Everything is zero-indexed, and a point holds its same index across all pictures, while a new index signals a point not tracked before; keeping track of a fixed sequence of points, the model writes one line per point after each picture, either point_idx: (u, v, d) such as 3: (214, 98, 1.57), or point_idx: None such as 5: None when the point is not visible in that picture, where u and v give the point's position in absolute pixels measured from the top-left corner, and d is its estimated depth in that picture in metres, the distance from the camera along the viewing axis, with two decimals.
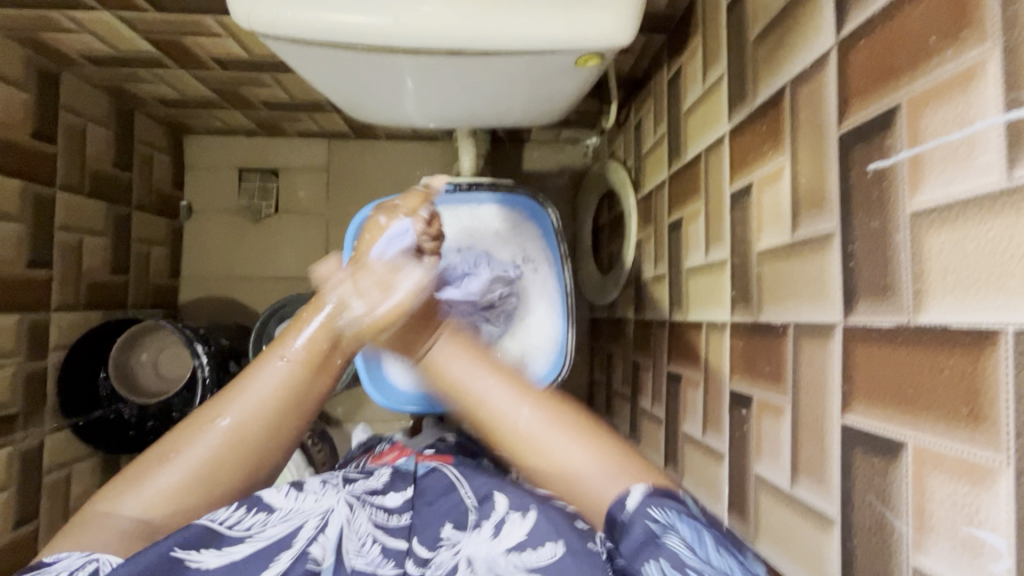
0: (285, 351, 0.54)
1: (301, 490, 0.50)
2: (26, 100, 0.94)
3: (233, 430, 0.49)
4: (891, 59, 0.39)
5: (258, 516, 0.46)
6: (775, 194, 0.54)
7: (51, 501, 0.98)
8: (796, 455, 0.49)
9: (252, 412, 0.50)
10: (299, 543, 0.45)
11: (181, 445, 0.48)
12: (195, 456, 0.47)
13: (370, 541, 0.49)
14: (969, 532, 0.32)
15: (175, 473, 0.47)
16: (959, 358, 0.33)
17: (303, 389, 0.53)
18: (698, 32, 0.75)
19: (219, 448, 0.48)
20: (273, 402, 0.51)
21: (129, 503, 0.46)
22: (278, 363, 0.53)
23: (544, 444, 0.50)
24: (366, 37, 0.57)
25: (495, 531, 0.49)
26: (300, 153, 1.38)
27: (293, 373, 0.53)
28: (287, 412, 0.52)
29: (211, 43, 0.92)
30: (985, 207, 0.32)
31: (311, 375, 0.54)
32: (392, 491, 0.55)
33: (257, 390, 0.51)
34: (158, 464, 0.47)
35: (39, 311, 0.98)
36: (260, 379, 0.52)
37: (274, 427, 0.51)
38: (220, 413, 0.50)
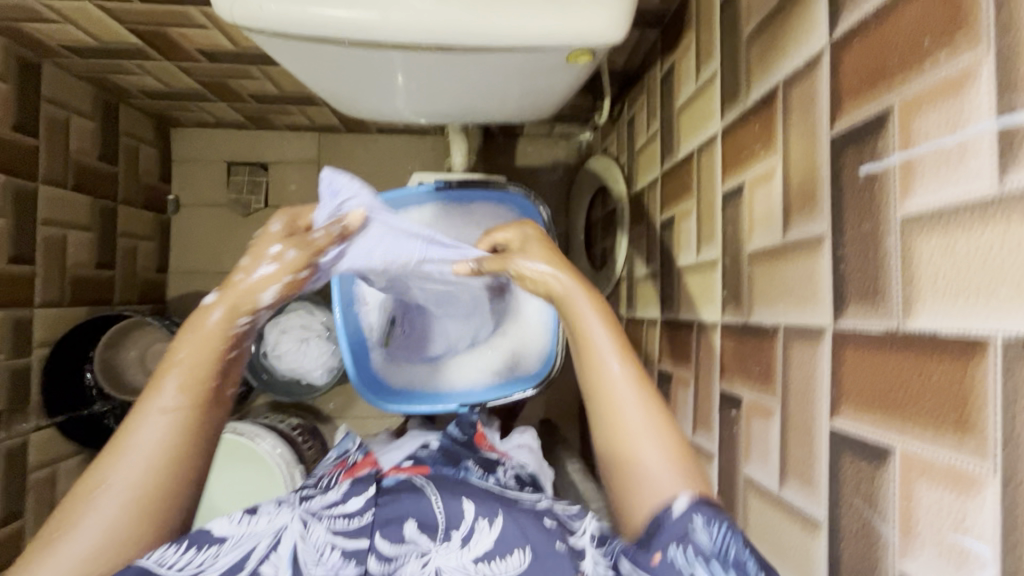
0: (161, 400, 0.48)
1: (253, 513, 0.47)
2: (7, 93, 0.92)
3: (128, 490, 0.45)
4: (884, 61, 0.39)
5: (209, 550, 0.44)
6: (766, 195, 0.54)
7: (37, 498, 0.97)
8: (785, 457, 0.49)
9: (145, 467, 0.46)
10: (250, 564, 0.43)
11: (72, 520, 0.44)
12: (91, 526, 0.44)
13: (330, 549, 0.46)
14: (955, 539, 0.32)
15: (76, 550, 0.43)
16: (950, 364, 0.33)
17: (193, 432, 0.49)
18: (692, 28, 0.74)
19: (116, 514, 0.45)
20: (159, 454, 0.47)
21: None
22: (159, 416, 0.48)
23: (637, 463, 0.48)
24: (354, 32, 0.56)
25: (465, 540, 0.48)
26: (289, 146, 1.36)
27: (176, 422, 0.48)
28: (180, 458, 0.48)
29: (197, 35, 0.90)
30: (976, 214, 0.32)
31: (199, 412, 0.49)
32: (353, 496, 0.52)
33: (142, 446, 0.47)
34: (51, 543, 0.43)
35: (22, 308, 0.97)
36: (142, 434, 0.47)
37: (175, 475, 0.47)
38: (106, 479, 0.46)
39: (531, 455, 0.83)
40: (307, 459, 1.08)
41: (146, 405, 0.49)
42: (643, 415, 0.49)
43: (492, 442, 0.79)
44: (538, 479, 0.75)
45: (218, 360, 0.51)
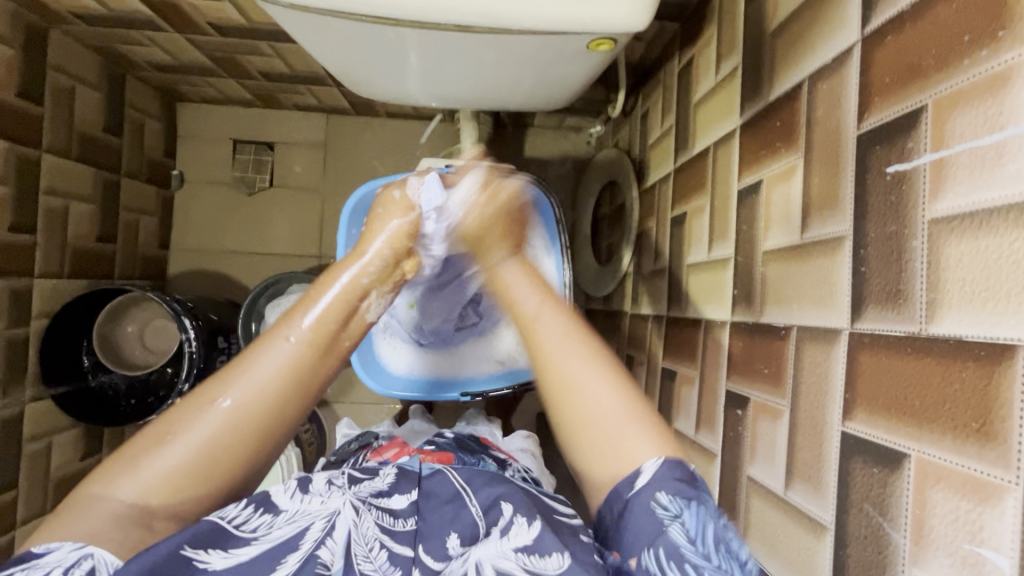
0: (292, 327, 0.49)
1: (306, 492, 0.49)
2: (13, 58, 0.91)
3: (240, 412, 0.46)
4: (918, 57, 0.38)
5: (264, 517, 0.46)
6: (784, 193, 0.53)
7: (31, 469, 0.97)
8: (792, 459, 0.48)
9: (258, 394, 0.46)
10: (307, 544, 0.44)
11: (179, 427, 0.45)
12: (192, 440, 0.44)
13: (377, 546, 0.47)
14: (971, 549, 0.32)
15: (175, 456, 0.44)
16: (973, 372, 0.32)
17: (309, 373, 0.49)
18: (714, 21, 0.73)
19: (221, 431, 0.45)
20: (274, 385, 0.47)
21: (123, 487, 0.43)
22: (286, 342, 0.49)
23: (585, 393, 0.49)
24: (371, 9, 0.55)
25: (503, 532, 0.47)
26: (296, 126, 1.35)
27: (301, 354, 0.49)
28: (290, 396, 0.48)
29: (208, 8, 0.88)
30: (1011, 217, 0.31)
31: (317, 355, 0.50)
32: (398, 493, 0.54)
33: (263, 369, 0.47)
34: (159, 442, 0.44)
35: (22, 277, 0.96)
36: (267, 357, 0.48)
37: (276, 411, 0.47)
38: (224, 394, 0.46)
39: (533, 459, 0.83)
40: (303, 443, 1.08)
41: (272, 332, 0.49)
42: (585, 358, 0.51)
43: (497, 443, 0.79)
44: (541, 485, 0.75)
45: (344, 309, 0.53)
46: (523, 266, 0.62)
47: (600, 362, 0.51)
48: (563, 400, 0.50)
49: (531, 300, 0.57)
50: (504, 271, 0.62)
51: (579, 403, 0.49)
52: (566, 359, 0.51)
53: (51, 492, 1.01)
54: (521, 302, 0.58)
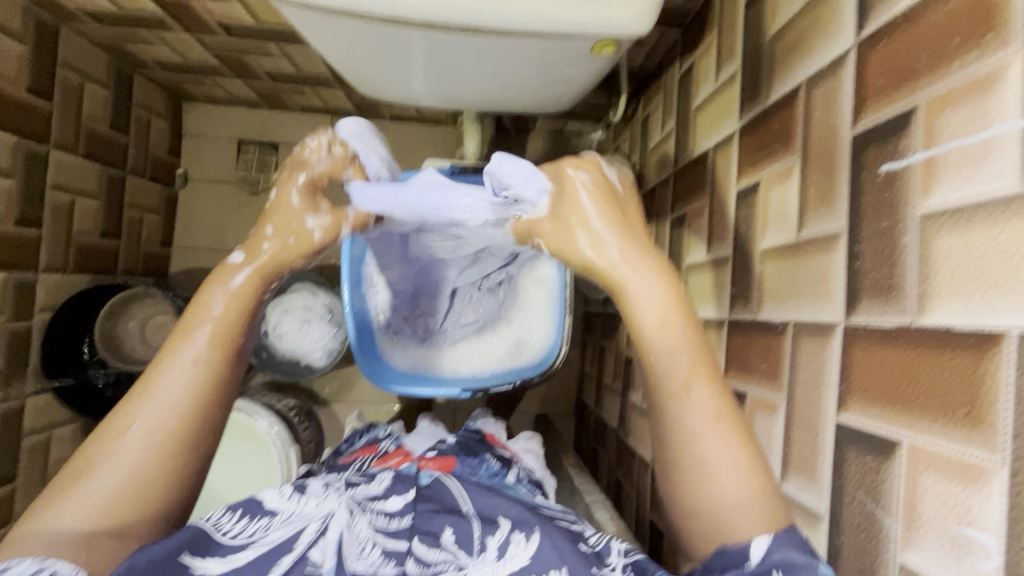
0: (198, 332, 0.48)
1: (303, 494, 0.50)
2: (24, 54, 0.92)
3: (155, 429, 0.44)
4: (911, 61, 0.39)
5: (261, 522, 0.47)
6: (781, 193, 0.54)
7: (30, 462, 0.97)
8: (787, 452, 0.49)
9: (169, 409, 0.45)
10: (300, 546, 0.45)
11: (98, 457, 0.43)
12: (116, 465, 0.43)
13: (370, 545, 0.47)
14: (960, 531, 0.33)
15: (101, 484, 0.42)
16: (961, 360, 0.33)
17: (218, 378, 0.47)
18: (714, 28, 0.75)
19: (145, 450, 0.44)
20: (189, 397, 0.46)
21: (54, 521, 0.41)
22: (186, 357, 0.47)
23: (699, 447, 0.44)
24: (383, 9, 0.56)
25: (500, 550, 0.47)
26: (301, 127, 1.36)
27: (203, 363, 0.47)
28: (207, 401, 0.46)
29: (218, 8, 0.90)
30: (998, 211, 0.32)
31: (225, 360, 0.48)
32: (394, 495, 0.54)
33: (171, 385, 0.46)
34: (82, 475, 0.42)
35: (26, 271, 0.96)
36: (166, 375, 0.46)
37: (196, 418, 0.46)
38: (135, 418, 0.45)
39: (537, 459, 0.83)
40: (302, 440, 1.08)
41: (170, 353, 0.47)
42: (691, 374, 0.46)
43: (501, 441, 0.81)
44: (543, 487, 0.76)
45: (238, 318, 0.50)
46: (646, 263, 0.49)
47: (707, 387, 0.45)
48: (673, 446, 0.45)
49: (652, 318, 0.47)
50: (624, 280, 0.49)
51: (681, 430, 0.45)
52: (671, 380, 0.46)
53: None
54: (645, 314, 0.47)
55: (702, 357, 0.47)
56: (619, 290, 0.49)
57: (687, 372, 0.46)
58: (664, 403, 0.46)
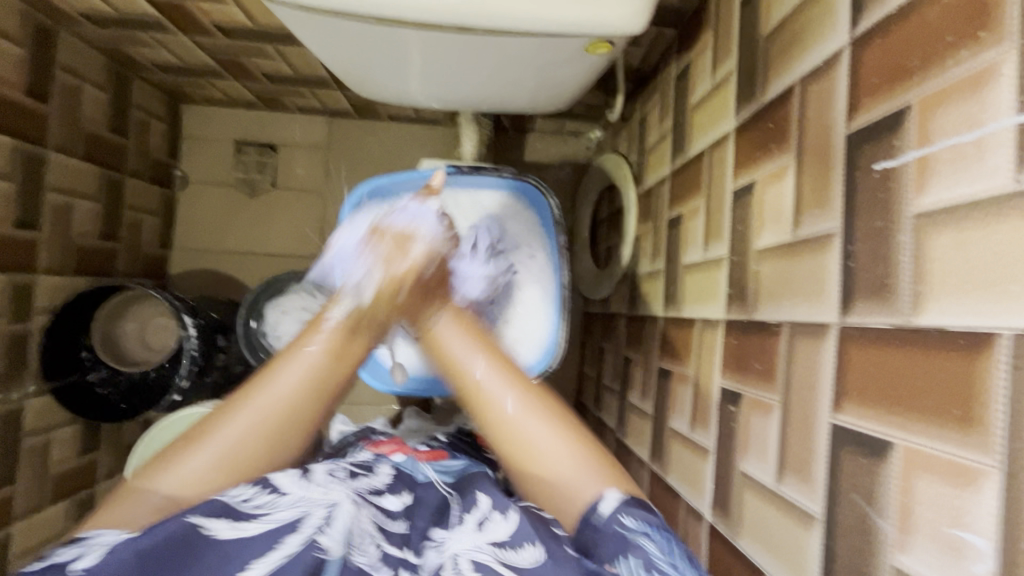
0: (317, 334, 0.55)
1: (309, 480, 0.50)
2: (21, 57, 0.92)
3: (262, 412, 0.51)
4: (905, 58, 0.39)
5: (268, 496, 0.47)
6: (777, 192, 0.54)
7: (29, 465, 0.97)
8: (783, 453, 0.49)
9: (278, 398, 0.51)
10: (306, 528, 0.44)
11: (210, 428, 0.50)
12: (223, 439, 0.49)
13: (370, 540, 0.47)
14: (953, 533, 0.32)
15: (204, 457, 0.49)
16: (955, 361, 0.33)
17: (325, 378, 0.54)
18: (710, 27, 0.74)
19: (250, 433, 0.50)
20: (298, 395, 0.52)
21: (162, 483, 0.47)
22: (307, 351, 0.54)
23: (523, 436, 0.54)
24: (375, 10, 0.56)
25: (478, 523, 0.49)
26: (299, 128, 1.36)
27: (319, 361, 0.54)
28: (313, 401, 0.53)
29: (215, 9, 0.89)
30: (991, 210, 0.32)
31: (343, 367, 0.55)
32: (391, 493, 0.55)
33: (286, 378, 0.52)
34: (190, 444, 0.49)
35: (24, 273, 0.96)
36: (288, 367, 0.53)
37: (304, 407, 0.52)
38: (248, 397, 0.51)
39: None
40: None
41: (296, 345, 0.55)
42: (499, 374, 0.58)
43: None
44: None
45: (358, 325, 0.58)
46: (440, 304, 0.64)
47: (535, 403, 0.56)
48: (506, 439, 0.55)
49: (458, 347, 0.60)
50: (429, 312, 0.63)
51: (525, 450, 0.54)
52: (499, 396, 0.56)
53: (49, 488, 1.02)
54: (445, 345, 0.61)
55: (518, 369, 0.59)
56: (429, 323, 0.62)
57: (520, 389, 0.57)
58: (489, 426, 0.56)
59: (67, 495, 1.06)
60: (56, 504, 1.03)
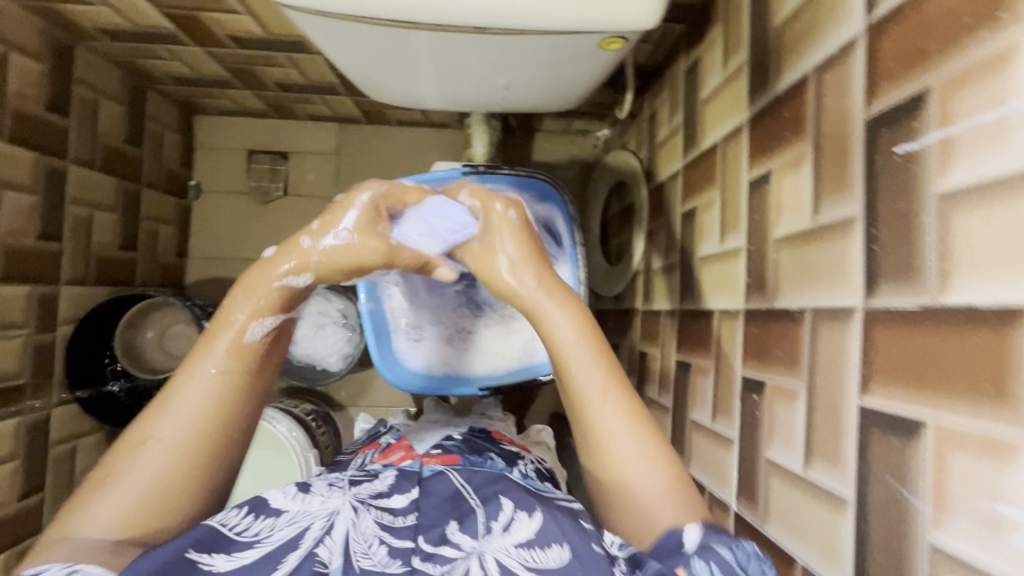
0: (221, 338, 0.52)
1: (307, 493, 0.52)
2: (40, 72, 0.94)
3: (176, 443, 0.48)
4: (923, 42, 0.39)
5: (266, 521, 0.47)
6: (795, 181, 0.54)
7: (56, 472, 0.99)
8: (810, 438, 0.49)
9: (188, 425, 0.48)
10: (306, 544, 0.45)
11: (121, 468, 0.47)
12: (138, 476, 0.46)
13: (376, 542, 0.47)
14: (989, 507, 0.33)
15: (120, 496, 0.46)
16: (986, 337, 0.33)
17: (235, 396, 0.51)
18: (719, 20, 0.75)
19: (165, 466, 0.47)
20: (208, 408, 0.49)
21: (85, 527, 0.44)
22: (206, 373, 0.50)
23: (614, 445, 0.51)
24: (393, 13, 0.57)
25: (505, 528, 0.47)
26: (309, 135, 1.38)
27: (221, 381, 0.50)
28: (229, 410, 0.50)
29: (228, 20, 0.91)
30: (1016, 185, 0.32)
31: (246, 374, 0.52)
32: (398, 493, 0.54)
33: (187, 402, 0.49)
34: (104, 486, 0.46)
35: (48, 284, 0.98)
36: (187, 389, 0.50)
37: (217, 433, 0.49)
38: (157, 431, 0.48)
39: (548, 451, 0.85)
40: (321, 445, 1.09)
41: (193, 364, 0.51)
42: (599, 382, 0.53)
43: (509, 436, 0.82)
44: (555, 476, 0.77)
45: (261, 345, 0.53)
46: (550, 289, 0.58)
47: (611, 389, 0.52)
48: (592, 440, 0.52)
49: (567, 334, 0.55)
50: (537, 306, 0.57)
51: (595, 431, 0.51)
52: (600, 407, 0.52)
53: None
54: (557, 333, 0.55)
55: (613, 367, 0.54)
56: (535, 314, 0.58)
57: (597, 371, 0.53)
58: (575, 404, 0.53)
59: None
60: None
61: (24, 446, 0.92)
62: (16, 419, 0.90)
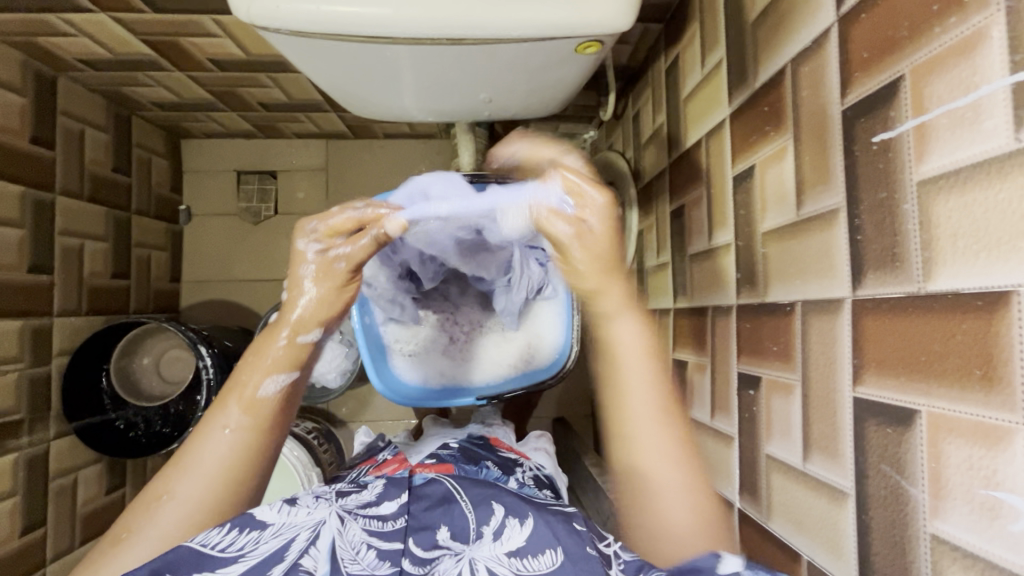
0: (231, 408, 0.51)
1: (293, 505, 0.48)
2: (24, 106, 0.94)
3: (188, 500, 0.47)
4: (893, 31, 0.39)
5: (251, 535, 0.44)
6: (778, 174, 0.54)
7: (58, 505, 0.98)
8: (807, 432, 0.49)
9: (202, 481, 0.48)
10: (291, 555, 0.43)
11: (136, 524, 0.46)
12: (151, 532, 0.46)
13: (365, 547, 0.46)
14: (987, 494, 0.33)
15: (136, 552, 0.45)
16: (972, 323, 0.33)
17: (252, 452, 0.50)
18: (696, 18, 0.75)
19: (180, 521, 0.47)
20: (223, 469, 0.49)
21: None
22: (224, 431, 0.50)
23: (653, 465, 0.53)
24: (367, 30, 0.57)
25: (496, 535, 0.48)
26: (297, 154, 1.38)
27: (238, 438, 0.50)
28: (247, 463, 0.50)
29: (209, 44, 0.92)
30: (992, 170, 0.32)
31: (259, 431, 0.51)
32: (387, 500, 0.52)
33: (205, 458, 0.49)
34: (117, 543, 0.46)
35: (41, 316, 0.98)
36: (208, 445, 0.49)
37: (230, 487, 0.49)
38: (170, 488, 0.48)
39: (548, 456, 0.84)
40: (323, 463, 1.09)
41: (211, 423, 0.51)
42: (654, 409, 0.54)
43: (508, 444, 0.82)
44: (555, 484, 0.77)
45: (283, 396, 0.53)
46: (627, 304, 0.57)
47: (663, 416, 0.54)
48: (623, 452, 0.55)
49: (631, 351, 0.56)
50: (611, 317, 0.56)
51: (635, 450, 0.54)
52: (649, 434, 0.54)
53: (78, 527, 1.03)
54: (622, 349, 0.56)
55: (668, 391, 0.56)
56: (603, 323, 0.57)
57: (658, 398, 0.55)
58: (618, 414, 0.55)
59: (96, 532, 1.07)
60: (86, 543, 1.04)
61: (23, 480, 0.91)
62: (15, 453, 0.90)
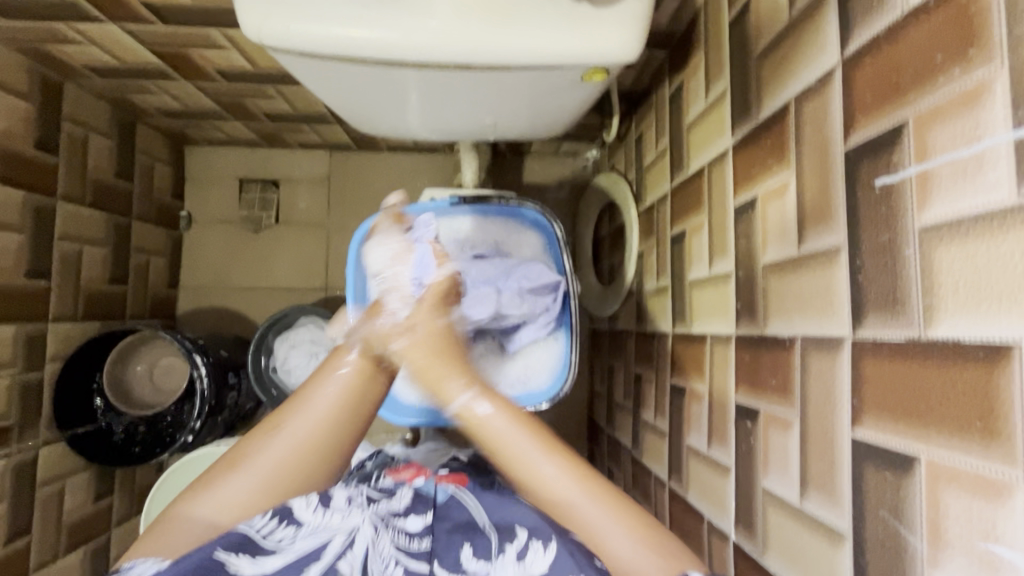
0: (343, 363, 0.57)
1: (328, 506, 0.52)
2: (30, 111, 0.94)
3: (299, 439, 0.53)
4: (896, 77, 0.40)
5: (288, 529, 0.50)
6: (779, 209, 0.55)
7: (44, 515, 0.96)
8: (806, 468, 0.49)
9: (315, 423, 0.54)
10: (328, 556, 0.49)
11: (254, 450, 0.53)
12: (266, 460, 0.52)
13: (393, 563, 0.51)
14: (985, 548, 0.32)
15: (247, 479, 0.51)
16: (972, 372, 0.33)
17: (361, 399, 0.56)
18: (701, 48, 0.76)
19: (286, 456, 0.53)
20: (335, 414, 0.55)
21: (202, 507, 0.50)
22: (340, 371, 0.56)
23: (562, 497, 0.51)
24: (376, 52, 0.58)
25: (517, 556, 0.51)
26: (300, 164, 1.38)
27: (353, 381, 0.56)
28: (352, 417, 0.56)
29: (216, 56, 0.92)
30: (995, 223, 0.32)
31: (366, 389, 0.57)
32: (413, 514, 0.58)
33: (321, 401, 0.55)
34: (231, 466, 0.52)
35: (37, 322, 0.97)
36: (323, 389, 0.55)
37: (333, 438, 0.55)
38: (287, 421, 0.54)
39: None
40: None
41: (327, 368, 0.57)
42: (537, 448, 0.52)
43: None
44: None
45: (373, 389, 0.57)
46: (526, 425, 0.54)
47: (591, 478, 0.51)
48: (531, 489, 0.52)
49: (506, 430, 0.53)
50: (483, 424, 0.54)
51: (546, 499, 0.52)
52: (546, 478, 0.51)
53: (64, 536, 1.01)
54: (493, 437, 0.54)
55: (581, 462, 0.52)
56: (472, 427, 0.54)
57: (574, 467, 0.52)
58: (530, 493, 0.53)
59: (82, 542, 1.05)
60: (72, 553, 1.03)
61: (9, 488, 0.90)
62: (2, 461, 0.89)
